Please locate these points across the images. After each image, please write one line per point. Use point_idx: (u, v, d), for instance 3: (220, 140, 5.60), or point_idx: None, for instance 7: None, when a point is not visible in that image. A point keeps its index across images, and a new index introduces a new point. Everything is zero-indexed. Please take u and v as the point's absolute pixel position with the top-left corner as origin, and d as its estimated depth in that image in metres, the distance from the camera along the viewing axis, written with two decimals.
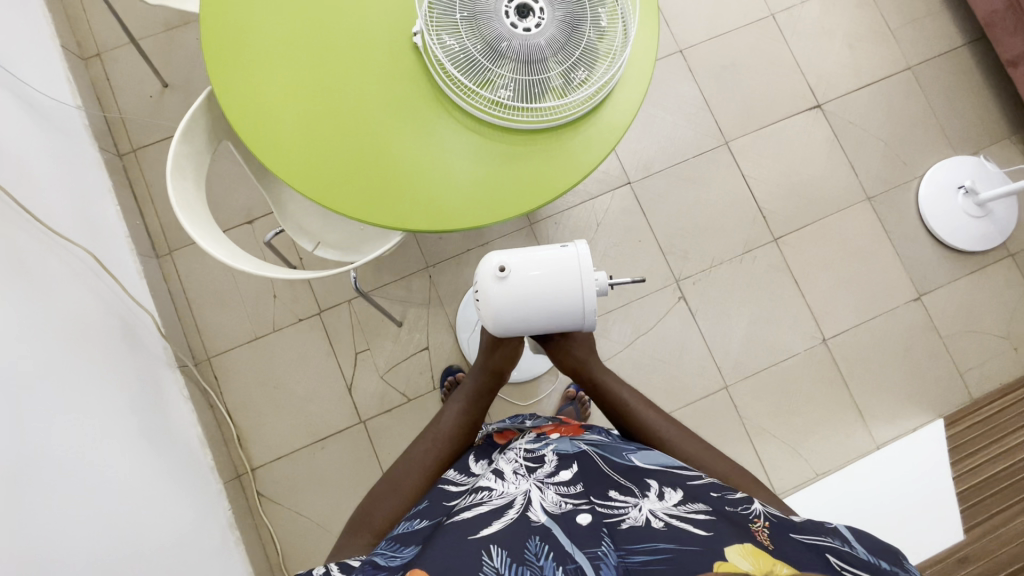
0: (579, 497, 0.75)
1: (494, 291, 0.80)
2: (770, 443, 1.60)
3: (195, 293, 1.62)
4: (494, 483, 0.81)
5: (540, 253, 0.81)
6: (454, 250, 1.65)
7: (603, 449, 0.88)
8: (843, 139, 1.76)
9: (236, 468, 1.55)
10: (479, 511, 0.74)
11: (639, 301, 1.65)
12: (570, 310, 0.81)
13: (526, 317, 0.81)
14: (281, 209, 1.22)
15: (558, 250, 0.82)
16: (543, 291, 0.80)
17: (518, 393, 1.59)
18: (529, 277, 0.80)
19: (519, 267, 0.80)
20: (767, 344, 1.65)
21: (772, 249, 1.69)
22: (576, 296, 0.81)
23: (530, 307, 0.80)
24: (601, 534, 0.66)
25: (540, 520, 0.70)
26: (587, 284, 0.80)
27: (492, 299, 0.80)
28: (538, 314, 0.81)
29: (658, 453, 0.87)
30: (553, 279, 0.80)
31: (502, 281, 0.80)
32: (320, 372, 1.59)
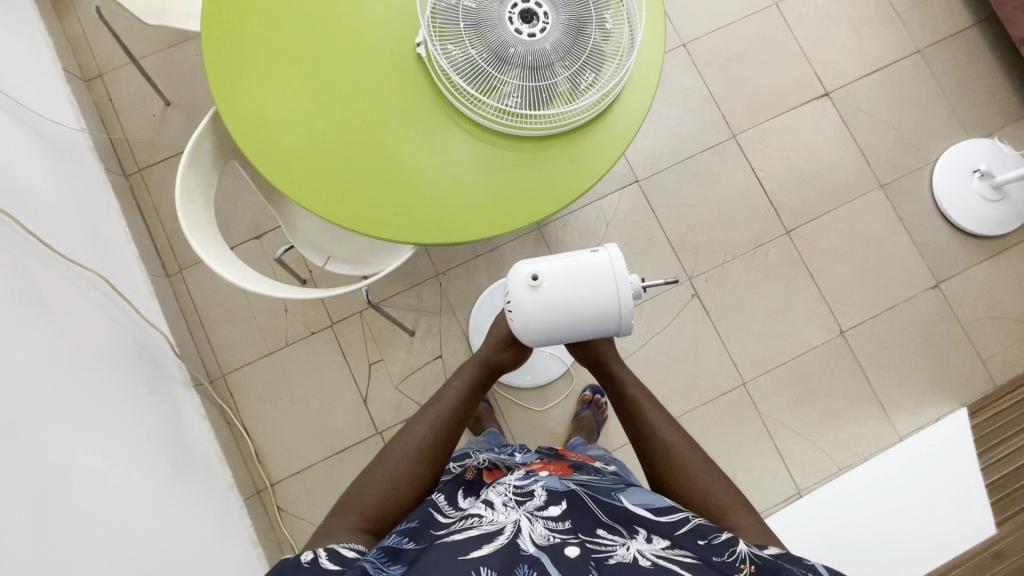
0: (567, 531, 0.76)
1: (528, 301, 0.79)
2: (792, 439, 1.58)
3: (208, 311, 1.62)
4: (485, 510, 0.81)
5: (572, 261, 0.80)
6: (463, 256, 1.65)
7: (592, 490, 0.89)
8: (853, 127, 1.73)
9: (255, 484, 1.54)
10: (467, 534, 0.74)
11: (652, 300, 1.63)
12: (609, 315, 0.80)
13: (562, 326, 0.80)
14: (290, 225, 1.21)
15: (588, 255, 0.80)
16: (577, 301, 0.78)
17: (535, 399, 1.58)
18: (561, 287, 0.78)
19: (553, 278, 0.78)
20: (783, 338, 1.63)
21: (785, 242, 1.67)
22: (614, 300, 0.79)
23: (568, 317, 0.79)
24: (588, 566, 0.68)
25: (529, 547, 0.71)
26: (622, 288, 0.79)
27: (527, 309, 0.79)
28: (576, 322, 0.80)
29: (644, 494, 0.89)
30: (587, 289, 0.79)
31: (535, 291, 0.78)
32: (334, 384, 1.59)
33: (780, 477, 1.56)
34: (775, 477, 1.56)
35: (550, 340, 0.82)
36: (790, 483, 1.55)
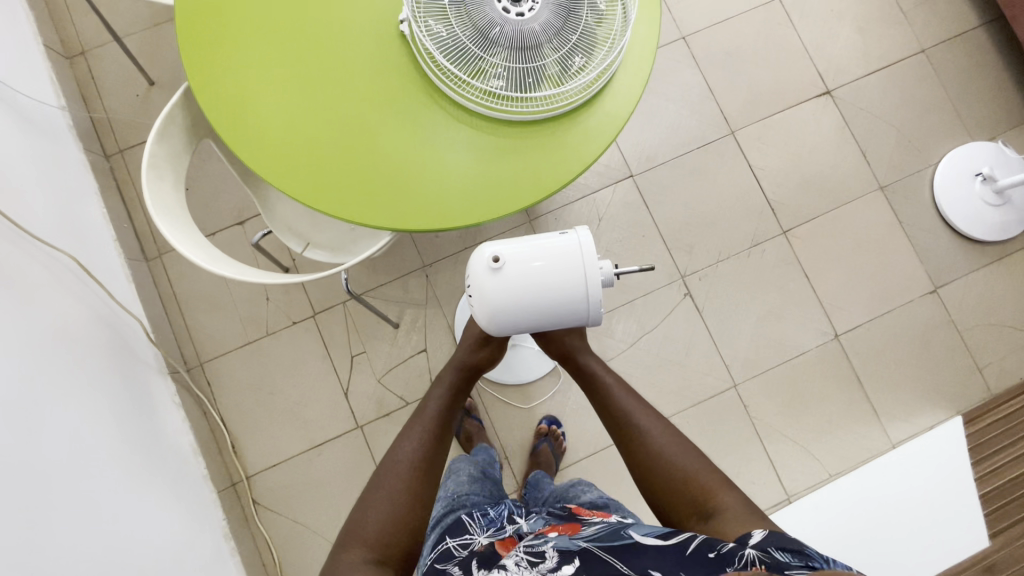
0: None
1: (486, 285, 0.75)
2: (782, 443, 1.55)
3: (187, 298, 1.57)
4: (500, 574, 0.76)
5: (539, 243, 0.76)
6: (451, 248, 1.60)
7: (604, 538, 0.81)
8: (854, 127, 1.69)
9: (230, 476, 1.50)
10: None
11: (644, 298, 1.59)
12: (575, 302, 0.76)
13: (525, 314, 0.76)
14: (269, 210, 1.17)
15: (556, 239, 0.77)
16: (542, 284, 0.74)
17: (521, 396, 1.54)
18: (524, 271, 0.74)
19: (515, 260, 0.74)
20: (776, 340, 1.59)
21: (781, 242, 1.63)
22: (578, 284, 0.75)
23: (530, 302, 0.75)
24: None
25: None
26: (590, 274, 0.75)
27: (488, 296, 0.75)
28: (539, 308, 0.75)
29: (650, 526, 0.83)
30: (553, 272, 0.75)
31: (496, 274, 0.74)
32: (315, 376, 1.55)
33: (769, 482, 1.52)
34: (764, 483, 1.52)
35: (512, 328, 0.78)
36: (779, 489, 1.52)
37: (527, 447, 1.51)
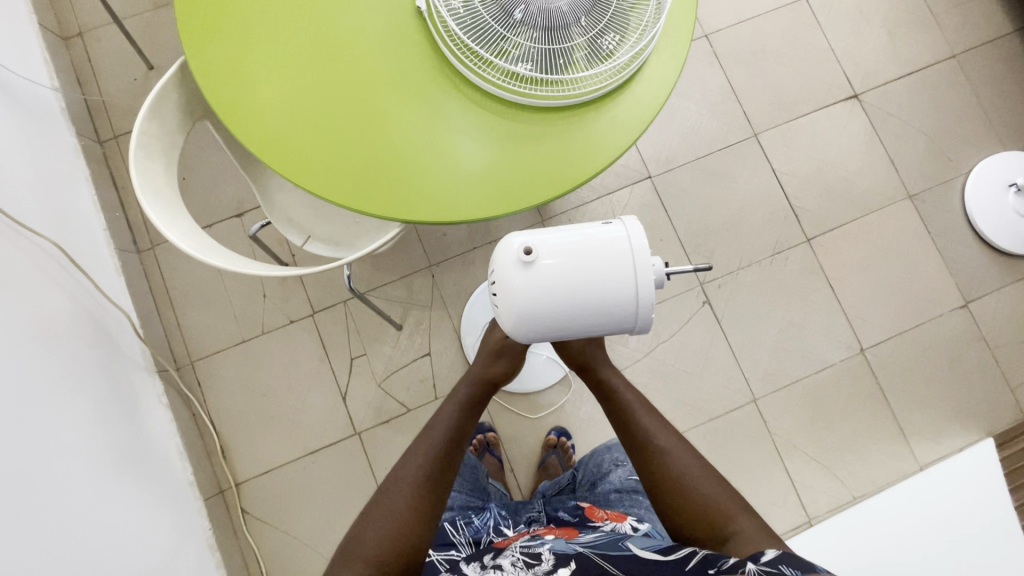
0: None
1: (520, 282, 0.67)
2: (803, 462, 1.46)
3: (180, 292, 1.49)
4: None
5: (579, 235, 0.68)
6: (459, 248, 1.53)
7: (601, 547, 0.81)
8: (882, 132, 1.62)
9: (218, 483, 1.41)
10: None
11: (660, 305, 1.52)
12: (621, 302, 0.68)
13: (561, 315, 0.68)
14: (268, 199, 1.10)
15: (600, 230, 0.69)
16: (582, 280, 0.67)
17: (528, 406, 1.45)
18: (561, 265, 0.66)
19: (551, 252, 0.67)
20: (799, 353, 1.51)
21: (805, 250, 1.55)
22: (624, 281, 0.67)
23: (568, 302, 0.67)
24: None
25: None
26: (640, 270, 0.67)
27: (519, 292, 0.67)
28: (577, 306, 0.67)
29: (647, 542, 0.83)
30: (596, 267, 0.67)
31: (529, 270, 0.66)
32: (312, 378, 1.46)
33: (788, 503, 1.44)
34: (784, 503, 1.44)
35: (548, 333, 0.70)
36: (798, 510, 1.44)
37: (534, 460, 1.43)
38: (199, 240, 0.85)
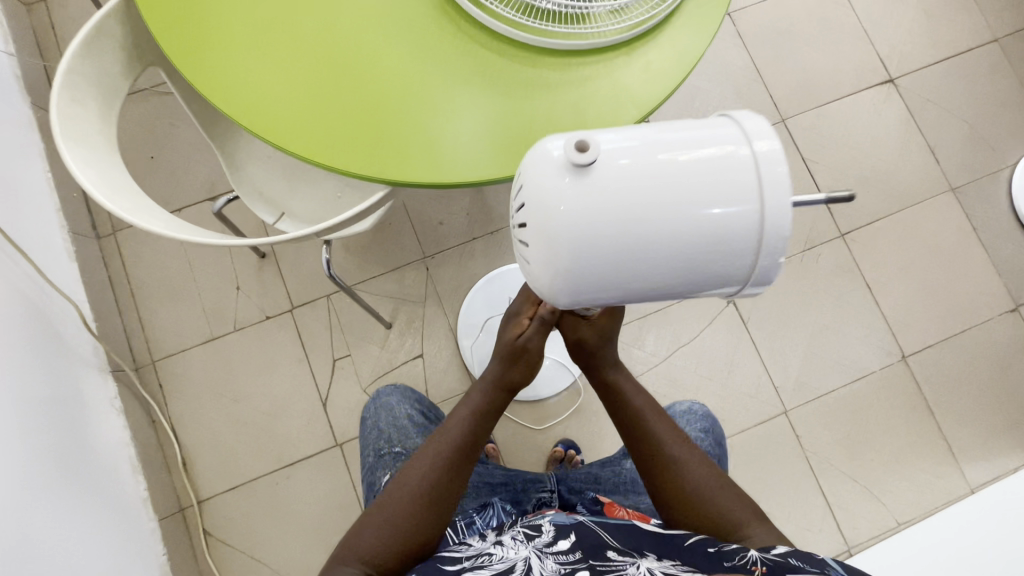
0: (575, 555, 0.68)
1: (573, 194, 0.44)
2: (840, 483, 1.30)
3: (142, 284, 1.33)
4: (495, 549, 0.71)
5: (666, 134, 0.46)
6: (457, 239, 1.37)
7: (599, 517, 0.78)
8: (920, 120, 1.48)
9: (178, 500, 1.23)
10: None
11: (680, 304, 1.36)
12: (729, 236, 0.44)
13: (633, 253, 0.45)
14: (236, 170, 0.95)
15: (699, 129, 0.46)
16: (670, 198, 0.44)
17: (533, 415, 1.29)
18: (633, 176, 0.44)
19: (617, 155, 0.45)
20: (833, 360, 1.36)
21: (838, 246, 1.41)
22: (740, 207, 0.44)
23: (643, 227, 0.44)
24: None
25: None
26: (764, 185, 0.44)
27: (568, 213, 0.44)
28: (661, 239, 0.44)
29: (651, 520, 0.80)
30: (691, 180, 0.44)
31: (585, 177, 0.44)
32: (289, 381, 1.30)
33: (825, 528, 1.28)
34: (820, 529, 1.28)
35: (605, 282, 0.46)
36: (836, 536, 1.28)
37: None
38: (134, 199, 0.71)
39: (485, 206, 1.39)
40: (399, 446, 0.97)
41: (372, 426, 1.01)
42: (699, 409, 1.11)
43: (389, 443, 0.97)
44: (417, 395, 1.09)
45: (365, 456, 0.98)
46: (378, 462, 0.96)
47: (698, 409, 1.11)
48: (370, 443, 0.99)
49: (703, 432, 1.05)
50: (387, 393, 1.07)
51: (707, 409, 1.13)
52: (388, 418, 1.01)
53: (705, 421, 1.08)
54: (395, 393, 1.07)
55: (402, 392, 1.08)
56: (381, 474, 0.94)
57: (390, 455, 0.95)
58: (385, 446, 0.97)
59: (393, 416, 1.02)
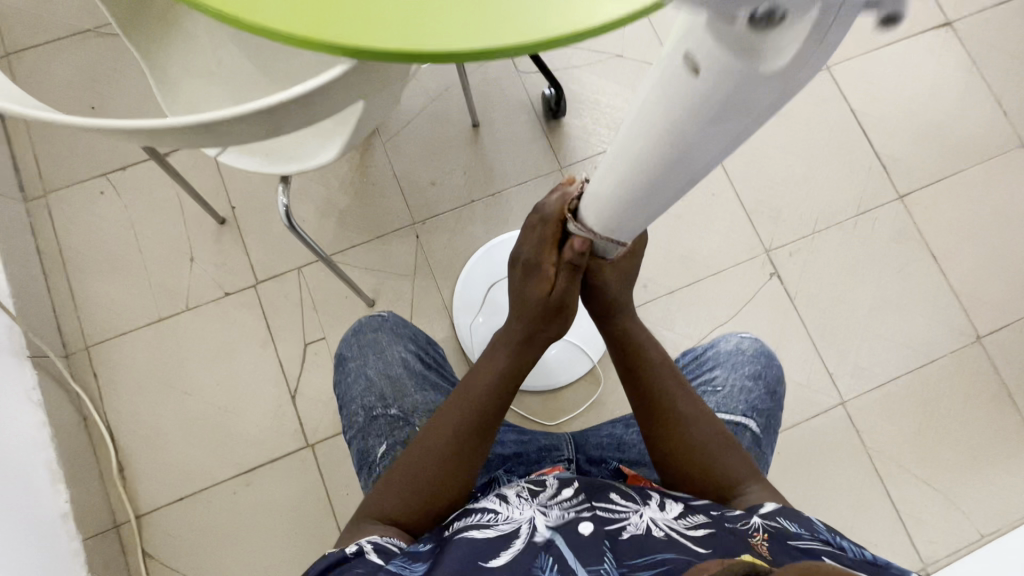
0: (582, 506, 0.57)
1: None
2: (911, 487, 1.09)
3: (77, 255, 1.11)
4: (489, 502, 0.60)
5: None
6: (452, 201, 1.16)
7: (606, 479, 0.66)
8: (985, 67, 1.29)
9: (113, 515, 1.01)
10: (468, 542, 0.53)
11: (715, 278, 1.16)
12: None
13: None
14: (168, 87, 0.75)
15: None
16: None
17: (543, 409, 1.08)
18: None
19: None
20: (896, 342, 1.15)
21: (897, 210, 1.21)
22: None
23: None
24: (604, 550, 0.51)
25: (542, 534, 0.53)
26: None
27: None
28: None
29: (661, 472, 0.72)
30: None
31: None
32: (251, 369, 1.08)
33: (895, 543, 1.07)
34: (889, 543, 1.07)
35: None
36: (909, 553, 1.06)
37: None
38: (14, 102, 0.54)
39: (486, 163, 1.18)
40: (395, 408, 0.77)
41: (359, 375, 0.80)
42: (752, 355, 0.90)
43: (382, 399, 0.78)
44: (414, 333, 0.87)
45: (350, 413, 0.79)
46: (369, 425, 0.76)
47: (750, 355, 0.90)
48: (357, 398, 0.79)
49: (752, 390, 0.86)
50: (376, 330, 0.84)
51: (763, 350, 0.91)
52: (379, 365, 0.81)
53: (757, 374, 0.88)
54: (387, 331, 0.85)
55: (393, 330, 0.85)
56: (373, 442, 0.75)
57: (385, 418, 0.76)
58: (378, 406, 0.77)
59: (386, 364, 0.81)
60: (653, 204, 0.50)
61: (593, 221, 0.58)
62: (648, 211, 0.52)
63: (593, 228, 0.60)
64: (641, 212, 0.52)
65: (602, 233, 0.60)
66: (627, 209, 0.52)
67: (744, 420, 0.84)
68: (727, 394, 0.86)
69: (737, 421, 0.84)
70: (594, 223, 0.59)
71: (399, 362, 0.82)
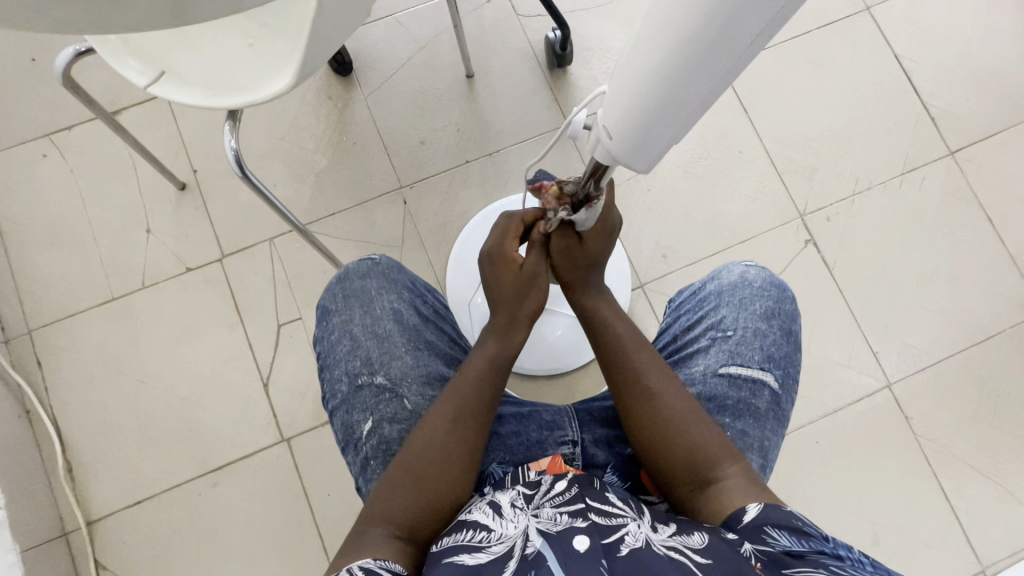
0: (575, 510, 0.45)
1: None
2: (968, 480, 0.96)
3: (16, 227, 0.98)
4: (479, 513, 0.47)
5: None
6: (444, 161, 1.02)
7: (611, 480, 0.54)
8: None
9: (61, 521, 0.88)
10: (458, 571, 0.41)
11: (744, 246, 1.02)
12: None
13: None
14: None
15: None
16: None
17: (551, 397, 0.95)
18: None
19: None
20: (948, 317, 1.02)
21: (947, 167, 1.07)
22: None
23: None
24: (601, 569, 0.38)
25: (534, 548, 0.41)
26: None
27: None
28: None
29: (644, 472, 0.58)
30: None
31: None
32: (217, 355, 0.95)
33: (951, 543, 0.94)
34: (943, 543, 0.94)
35: None
36: (966, 553, 0.94)
37: None
38: None
39: (483, 119, 1.04)
40: (381, 376, 0.61)
41: (342, 333, 0.64)
42: (762, 288, 0.66)
43: (368, 365, 0.62)
44: (409, 279, 0.70)
45: (331, 379, 0.63)
46: (353, 396, 0.61)
47: (761, 288, 0.66)
48: (339, 363, 0.62)
49: (768, 334, 0.63)
50: (364, 277, 0.67)
51: (775, 281, 0.67)
52: (366, 319, 0.64)
53: (771, 312, 0.65)
54: (376, 277, 0.67)
55: (384, 275, 0.68)
56: (357, 417, 0.60)
57: (370, 389, 0.61)
58: (363, 373, 0.61)
59: (373, 318, 0.64)
60: (702, 90, 0.36)
61: (612, 134, 0.42)
62: (695, 107, 0.37)
63: (609, 154, 0.45)
64: (687, 110, 0.38)
65: (621, 161, 0.45)
66: (664, 109, 0.37)
67: (763, 373, 0.62)
68: (741, 341, 0.63)
69: (755, 376, 0.61)
70: (613, 146, 0.43)
71: (390, 316, 0.65)
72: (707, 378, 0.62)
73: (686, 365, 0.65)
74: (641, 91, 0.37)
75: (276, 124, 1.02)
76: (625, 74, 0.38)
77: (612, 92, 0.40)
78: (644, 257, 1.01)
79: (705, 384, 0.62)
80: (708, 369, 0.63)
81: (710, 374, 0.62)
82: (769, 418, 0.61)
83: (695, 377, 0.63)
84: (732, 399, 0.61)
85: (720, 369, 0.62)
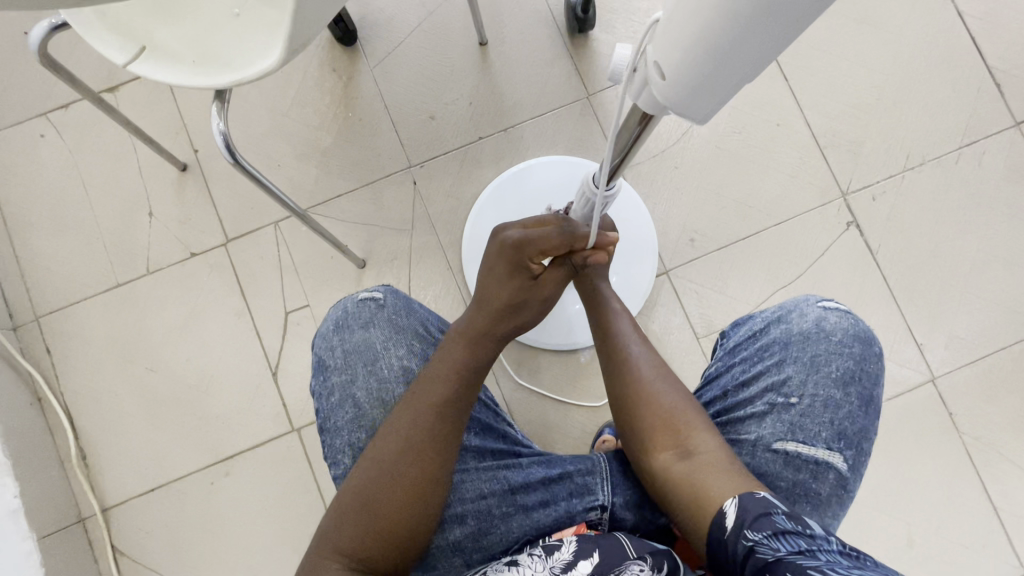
0: None
1: None
2: (1014, 481, 0.90)
3: (18, 210, 0.95)
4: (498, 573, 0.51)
5: None
6: (456, 139, 0.96)
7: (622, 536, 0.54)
8: None
9: (76, 506, 0.88)
10: None
11: (779, 229, 0.95)
12: None
13: None
14: None
15: None
16: None
17: (565, 387, 0.90)
18: None
19: None
20: (1001, 305, 0.94)
21: (1011, 139, 0.96)
22: None
23: None
24: None
25: None
26: None
27: None
28: None
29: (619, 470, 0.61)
30: None
31: None
32: (224, 342, 0.93)
33: (990, 546, 0.89)
34: (981, 545, 0.89)
35: None
36: (1007, 556, 0.88)
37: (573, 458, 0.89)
38: None
39: (498, 93, 0.96)
40: None
41: (344, 397, 0.60)
42: (839, 346, 0.60)
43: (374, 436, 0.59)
44: (419, 323, 0.64)
45: (333, 447, 0.60)
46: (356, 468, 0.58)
47: (839, 345, 0.60)
48: (341, 432, 0.59)
49: (840, 405, 0.58)
50: (365, 328, 0.62)
51: (856, 337, 0.60)
52: (370, 382, 0.60)
53: (847, 379, 0.59)
54: (381, 325, 0.63)
55: (389, 324, 0.63)
56: None
57: None
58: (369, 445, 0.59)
59: (380, 381, 0.60)
60: (784, 27, 0.29)
61: (665, 75, 0.36)
62: (772, 46, 0.31)
63: (659, 101, 0.38)
64: (764, 46, 0.31)
65: (671, 108, 0.38)
66: (731, 49, 0.31)
67: (830, 455, 0.57)
68: (805, 412, 0.58)
69: (819, 457, 0.57)
70: (665, 89, 0.37)
71: (398, 376, 0.61)
72: (760, 452, 0.58)
73: (736, 431, 0.60)
74: (708, 24, 0.30)
75: (278, 100, 0.97)
76: (683, 1, 0.32)
77: (668, 24, 0.34)
78: (669, 241, 0.95)
79: (757, 458, 0.58)
80: (762, 442, 0.58)
81: (763, 448, 0.58)
82: (830, 504, 0.56)
83: (746, 448, 0.59)
84: (786, 480, 0.57)
85: (776, 444, 0.58)
